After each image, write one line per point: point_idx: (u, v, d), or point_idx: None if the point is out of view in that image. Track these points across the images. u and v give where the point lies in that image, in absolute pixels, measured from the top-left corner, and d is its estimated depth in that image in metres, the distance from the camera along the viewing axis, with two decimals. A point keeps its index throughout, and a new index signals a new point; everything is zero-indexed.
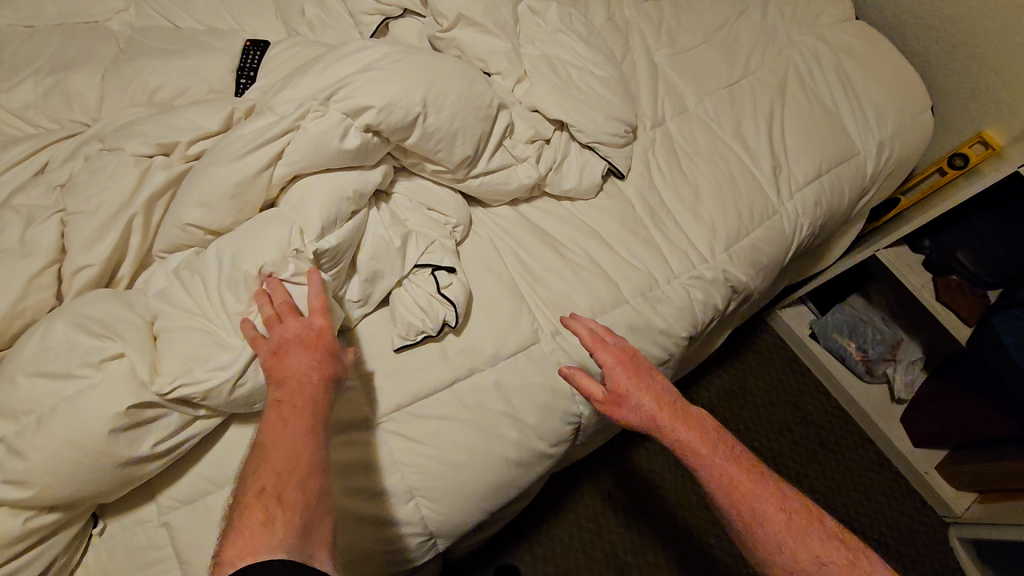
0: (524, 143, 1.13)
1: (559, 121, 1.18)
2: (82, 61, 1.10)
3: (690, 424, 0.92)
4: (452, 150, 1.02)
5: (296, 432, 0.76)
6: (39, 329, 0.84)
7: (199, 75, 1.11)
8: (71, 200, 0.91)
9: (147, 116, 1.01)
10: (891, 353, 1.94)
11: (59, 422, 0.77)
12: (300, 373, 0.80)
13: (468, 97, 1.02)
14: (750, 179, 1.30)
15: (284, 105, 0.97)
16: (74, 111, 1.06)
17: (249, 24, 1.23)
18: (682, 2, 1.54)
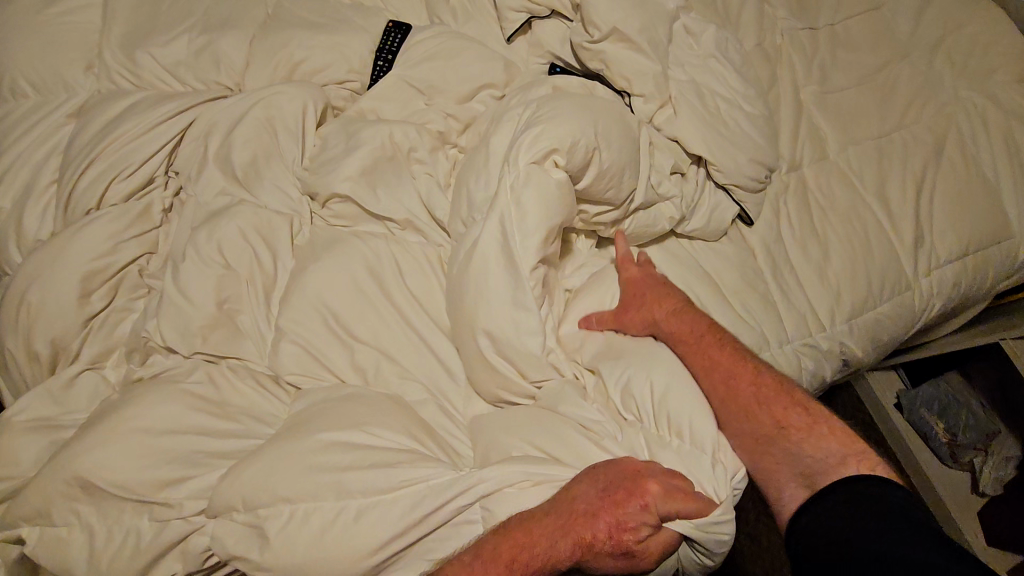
0: (669, 178, 1.08)
1: (695, 157, 1.12)
2: (233, 23, 1.11)
3: (680, 318, 0.90)
4: (621, 187, 0.98)
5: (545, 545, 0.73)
6: (300, 426, 0.84)
7: (342, 54, 1.11)
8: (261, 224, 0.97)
9: (299, 100, 1.04)
10: (983, 443, 1.77)
11: (310, 525, 0.76)
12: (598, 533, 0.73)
13: (630, 134, 1.00)
14: (886, 247, 1.19)
15: (485, 180, 0.94)
16: (221, 73, 1.07)
17: (393, 3, 1.21)
18: (841, 35, 1.42)
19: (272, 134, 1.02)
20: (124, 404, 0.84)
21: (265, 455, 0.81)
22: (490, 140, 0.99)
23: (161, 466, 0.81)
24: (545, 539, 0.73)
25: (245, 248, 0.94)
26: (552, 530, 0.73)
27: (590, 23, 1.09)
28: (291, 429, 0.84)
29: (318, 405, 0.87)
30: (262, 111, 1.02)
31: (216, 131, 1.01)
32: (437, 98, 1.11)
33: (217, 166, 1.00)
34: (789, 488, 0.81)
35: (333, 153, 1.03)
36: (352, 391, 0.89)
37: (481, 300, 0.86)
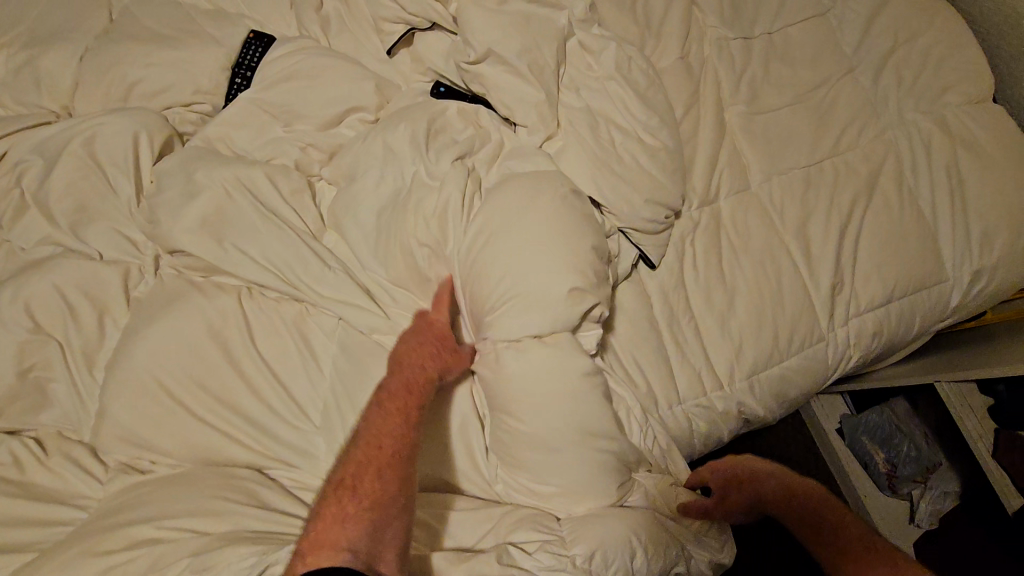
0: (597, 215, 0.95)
1: (593, 202, 0.96)
2: (63, 37, 0.98)
3: (741, 487, 0.93)
4: (560, 274, 0.80)
5: (393, 428, 0.73)
6: (113, 516, 0.75)
7: (187, 72, 0.98)
8: (74, 273, 0.87)
9: (128, 129, 0.92)
10: (924, 476, 1.54)
11: None
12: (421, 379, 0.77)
13: (528, 203, 0.84)
14: (799, 294, 1.09)
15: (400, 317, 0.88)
16: (44, 96, 0.96)
17: (257, 9, 1.07)
18: (778, 46, 1.27)
19: (96, 169, 0.92)
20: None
21: (62, 553, 0.70)
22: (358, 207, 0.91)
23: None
24: (392, 409, 0.75)
25: (54, 302, 0.85)
26: (408, 381, 0.76)
27: (465, 43, 0.95)
28: (99, 521, 0.75)
29: (142, 490, 0.78)
30: (86, 145, 0.92)
31: (36, 169, 0.92)
32: (296, 124, 0.98)
33: (36, 207, 0.91)
34: None
35: (164, 189, 0.91)
36: (179, 471, 0.81)
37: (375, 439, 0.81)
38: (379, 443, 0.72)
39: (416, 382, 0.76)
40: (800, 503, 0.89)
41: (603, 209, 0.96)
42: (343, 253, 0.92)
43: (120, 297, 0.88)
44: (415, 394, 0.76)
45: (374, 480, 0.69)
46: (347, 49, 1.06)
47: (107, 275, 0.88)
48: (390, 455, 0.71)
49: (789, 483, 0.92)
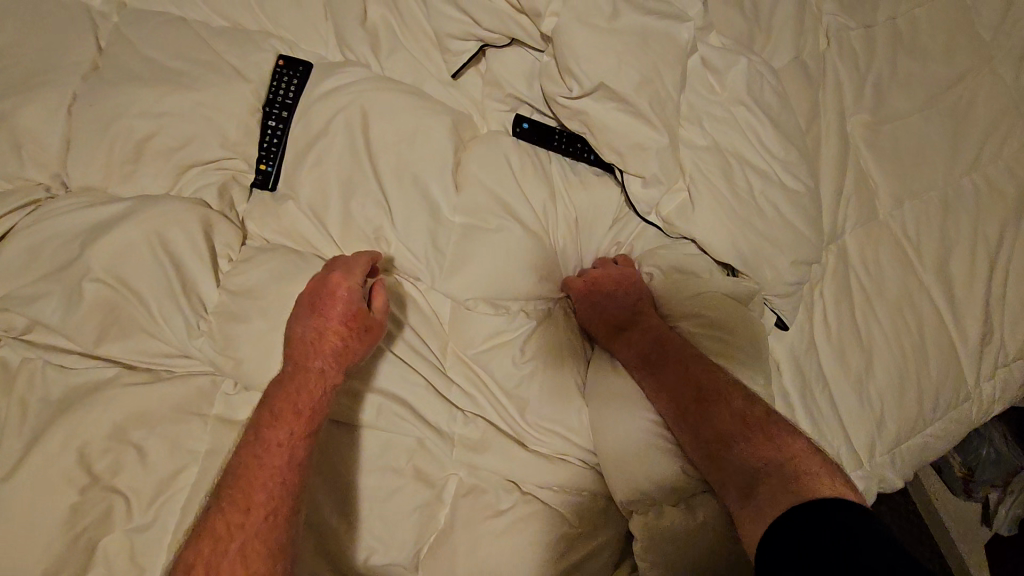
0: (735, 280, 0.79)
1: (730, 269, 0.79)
2: (50, 84, 0.77)
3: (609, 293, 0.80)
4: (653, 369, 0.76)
5: (288, 440, 0.64)
6: None
7: (210, 121, 0.78)
8: (96, 400, 0.69)
9: (149, 224, 0.71)
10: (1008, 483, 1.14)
11: None
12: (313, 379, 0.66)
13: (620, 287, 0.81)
14: (944, 346, 0.94)
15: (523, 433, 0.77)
16: (26, 162, 0.75)
17: (284, 25, 0.84)
18: (905, 33, 1.06)
19: (121, 287, 0.70)
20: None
21: None
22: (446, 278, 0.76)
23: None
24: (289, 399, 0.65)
25: (77, 447, 0.67)
26: (298, 399, 0.65)
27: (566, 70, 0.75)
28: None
29: None
30: (109, 265, 0.70)
31: (32, 267, 0.71)
32: (356, 182, 0.77)
33: (34, 317, 0.69)
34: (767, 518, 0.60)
35: (212, 299, 0.72)
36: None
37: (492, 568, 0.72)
38: (255, 493, 0.60)
39: (305, 393, 0.66)
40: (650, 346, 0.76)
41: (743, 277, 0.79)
42: (432, 353, 0.79)
43: (162, 428, 0.70)
44: (301, 420, 0.65)
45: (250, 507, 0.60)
46: (401, 70, 0.83)
47: (138, 399, 0.70)
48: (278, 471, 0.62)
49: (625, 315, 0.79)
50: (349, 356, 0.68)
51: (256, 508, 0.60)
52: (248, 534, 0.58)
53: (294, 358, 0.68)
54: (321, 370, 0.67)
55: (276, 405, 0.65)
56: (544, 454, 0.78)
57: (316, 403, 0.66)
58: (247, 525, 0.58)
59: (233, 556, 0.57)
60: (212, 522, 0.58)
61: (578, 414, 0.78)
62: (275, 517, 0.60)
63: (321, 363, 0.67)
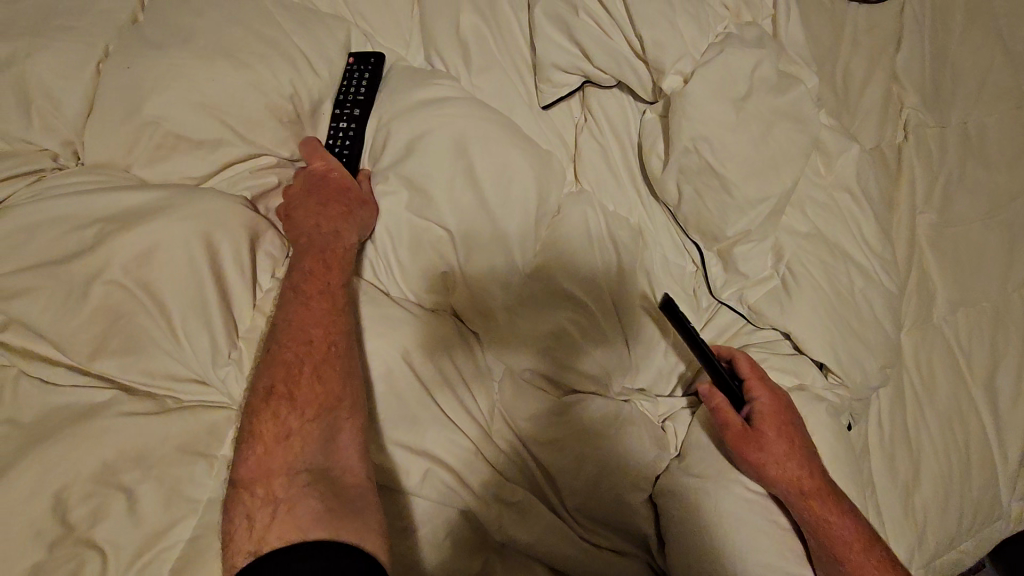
0: (817, 379, 0.72)
1: (817, 364, 0.73)
2: (82, 33, 0.64)
3: (784, 436, 0.64)
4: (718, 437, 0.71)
5: (318, 302, 0.60)
6: None
7: (264, 110, 0.66)
8: (80, 428, 0.56)
9: (184, 223, 0.60)
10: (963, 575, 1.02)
11: None
12: (331, 240, 0.64)
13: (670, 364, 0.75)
14: (985, 461, 0.92)
15: (578, 517, 0.68)
16: (42, 128, 0.63)
17: (366, 19, 0.76)
18: (976, 139, 1.06)
19: (137, 293, 0.59)
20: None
21: None
22: (513, 334, 0.70)
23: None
24: (309, 270, 0.62)
25: (51, 485, 0.53)
26: (320, 251, 0.63)
27: (675, 143, 0.70)
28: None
29: None
30: (130, 262, 0.59)
31: (29, 251, 0.59)
32: (428, 215, 0.68)
33: (18, 316, 0.57)
34: None
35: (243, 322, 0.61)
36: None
37: None
38: (308, 330, 0.58)
39: (331, 247, 0.63)
40: (840, 507, 0.63)
41: (831, 374, 0.72)
42: (480, 412, 0.69)
43: (161, 468, 0.56)
44: (331, 274, 0.62)
45: (312, 379, 0.56)
46: (489, 90, 0.75)
47: (134, 432, 0.57)
48: (323, 347, 0.58)
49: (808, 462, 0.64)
50: (358, 223, 0.66)
51: (315, 344, 0.58)
52: (313, 362, 0.57)
53: (300, 231, 0.65)
54: (339, 232, 0.64)
55: (304, 264, 0.62)
56: (596, 544, 0.68)
57: (339, 257, 0.64)
58: (313, 355, 0.57)
59: (309, 373, 0.57)
60: (279, 355, 0.57)
61: (642, 502, 0.69)
62: (335, 350, 0.58)
63: (334, 229, 0.64)
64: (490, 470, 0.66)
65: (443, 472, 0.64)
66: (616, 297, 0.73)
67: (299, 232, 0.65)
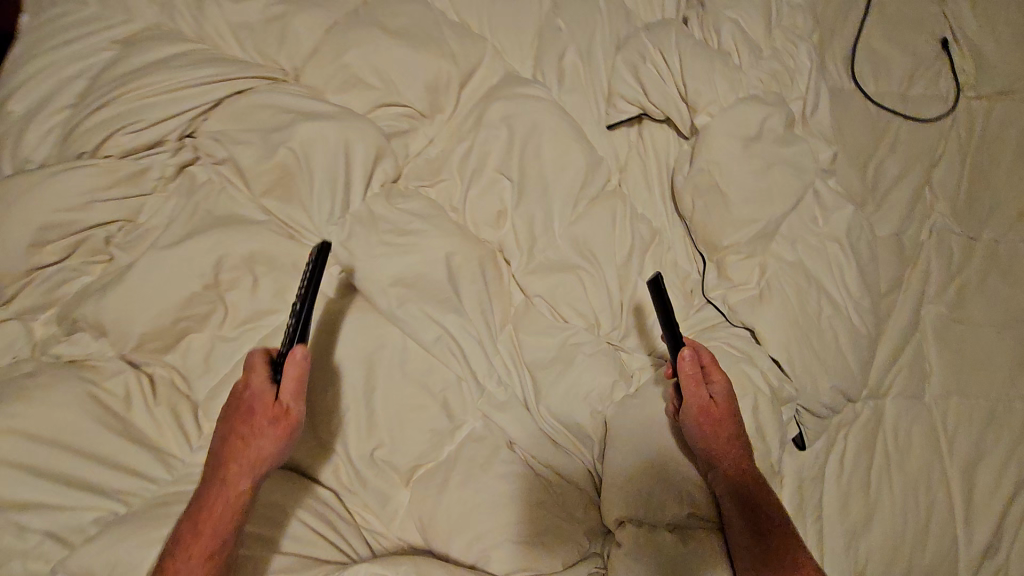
0: (774, 373, 0.84)
1: (777, 362, 0.85)
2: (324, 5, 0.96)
3: (730, 421, 0.75)
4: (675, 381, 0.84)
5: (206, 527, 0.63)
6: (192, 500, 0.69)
7: (415, 76, 0.96)
8: (240, 230, 0.84)
9: (344, 126, 0.89)
10: None
11: None
12: (241, 464, 0.66)
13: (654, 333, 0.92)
14: (947, 537, 0.95)
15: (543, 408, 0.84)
16: (281, 55, 0.95)
17: (500, 37, 1.04)
18: (1005, 257, 1.15)
19: (300, 162, 0.87)
20: (23, 397, 0.71)
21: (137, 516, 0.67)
22: (535, 270, 0.92)
23: (24, 484, 0.66)
24: (212, 486, 0.65)
25: (216, 256, 0.82)
26: (221, 470, 0.65)
27: (695, 164, 0.91)
28: (163, 506, 0.68)
29: None
30: (301, 145, 0.87)
31: (248, 120, 0.89)
32: (501, 171, 0.94)
33: (230, 154, 0.87)
34: None
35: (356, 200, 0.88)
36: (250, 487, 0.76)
37: (460, 499, 0.78)
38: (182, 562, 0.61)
39: (237, 462, 0.66)
40: (760, 480, 0.75)
41: (785, 371, 0.85)
42: (493, 318, 0.89)
43: (279, 272, 0.84)
44: (224, 497, 0.65)
45: None
46: (571, 104, 1.01)
47: (269, 244, 0.84)
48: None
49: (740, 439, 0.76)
50: (259, 454, 0.66)
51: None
52: None
53: (220, 443, 0.67)
54: (226, 480, 0.65)
55: (215, 480, 0.65)
56: (551, 436, 0.84)
57: (238, 473, 0.66)
58: None
59: None
60: None
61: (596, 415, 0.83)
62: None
63: (243, 445, 0.66)
64: (488, 357, 0.86)
65: (452, 343, 0.85)
66: (619, 269, 0.94)
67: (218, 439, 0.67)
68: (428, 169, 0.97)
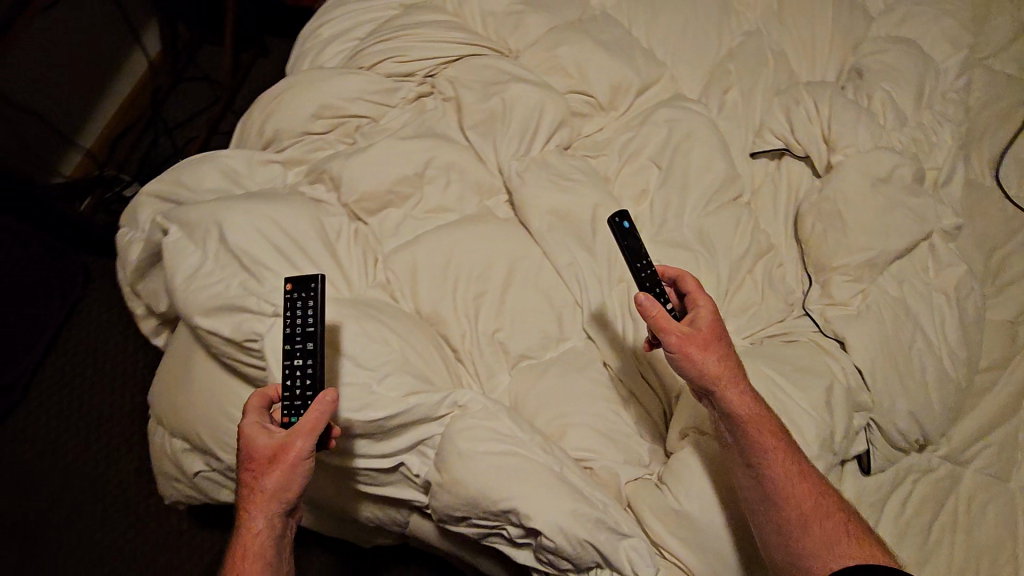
0: (856, 379, 0.93)
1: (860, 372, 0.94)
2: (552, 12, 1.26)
3: (715, 346, 0.82)
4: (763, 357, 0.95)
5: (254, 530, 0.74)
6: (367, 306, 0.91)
7: (605, 75, 1.21)
8: (449, 145, 1.10)
9: (545, 94, 1.14)
10: None
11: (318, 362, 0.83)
12: (268, 491, 0.75)
13: (750, 323, 1.04)
14: None
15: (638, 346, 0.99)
16: (510, 38, 1.24)
17: (680, 66, 1.27)
18: None
19: (505, 110, 1.13)
20: (282, 202, 0.98)
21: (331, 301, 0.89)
22: (661, 240, 1.07)
23: (269, 254, 0.91)
24: (249, 502, 0.75)
25: (428, 156, 1.08)
26: (254, 496, 0.75)
27: (824, 191, 1.06)
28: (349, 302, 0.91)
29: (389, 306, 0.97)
30: (510, 98, 1.13)
31: (477, 74, 1.17)
32: (653, 160, 1.14)
33: (457, 94, 1.16)
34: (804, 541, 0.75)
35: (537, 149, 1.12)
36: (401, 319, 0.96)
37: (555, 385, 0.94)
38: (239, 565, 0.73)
39: (265, 490, 0.75)
40: (750, 395, 0.81)
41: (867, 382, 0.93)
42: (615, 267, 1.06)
43: (468, 181, 1.09)
44: (263, 509, 0.75)
45: None
46: (726, 127, 1.19)
47: (466, 161, 1.10)
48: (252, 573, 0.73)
49: (727, 363, 0.82)
50: (279, 487, 0.75)
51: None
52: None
53: (246, 475, 0.76)
54: (254, 509, 0.75)
55: (249, 501, 0.75)
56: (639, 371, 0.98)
57: (265, 496, 0.75)
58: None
59: None
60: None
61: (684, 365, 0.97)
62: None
63: (267, 478, 0.75)
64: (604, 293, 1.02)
65: (579, 271, 1.02)
66: (733, 261, 1.07)
67: (245, 470, 0.76)
68: (593, 145, 1.19)
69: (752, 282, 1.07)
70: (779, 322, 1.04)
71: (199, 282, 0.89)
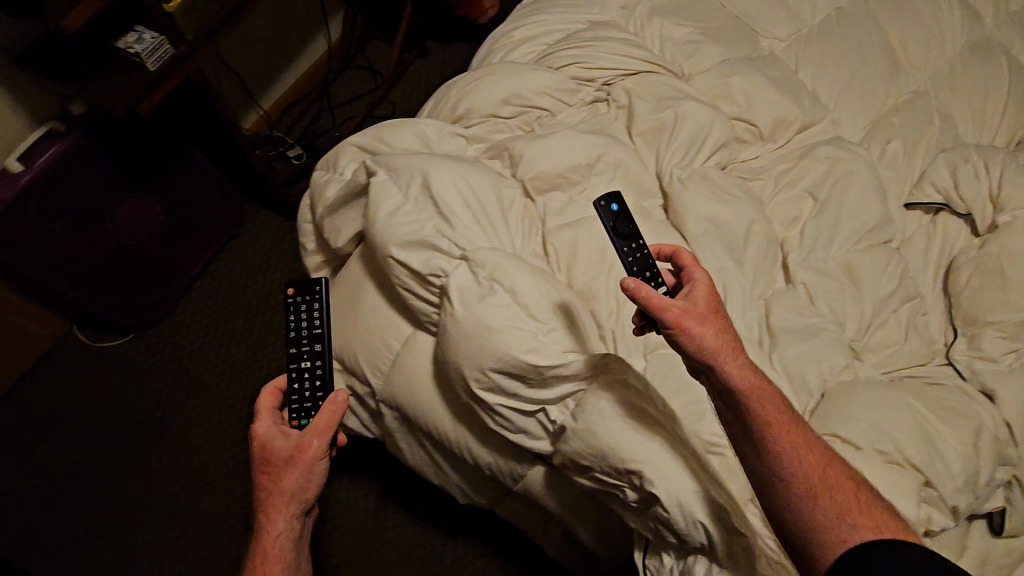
0: (1004, 432, 0.95)
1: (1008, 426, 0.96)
2: (727, 45, 1.36)
3: (710, 320, 0.81)
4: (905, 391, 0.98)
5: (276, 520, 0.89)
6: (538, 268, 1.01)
7: (772, 108, 1.28)
8: (621, 146, 1.20)
9: (715, 116, 1.23)
10: None
11: (500, 307, 0.93)
12: (284, 485, 0.90)
13: (891, 358, 1.05)
14: None
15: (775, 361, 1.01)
16: (684, 62, 1.34)
17: (844, 112, 1.32)
18: None
19: (675, 123, 1.22)
20: (474, 168, 1.11)
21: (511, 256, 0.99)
22: (809, 266, 1.12)
23: (462, 208, 1.04)
24: (269, 494, 0.90)
25: (601, 151, 1.18)
26: (271, 492, 0.90)
27: (987, 248, 1.08)
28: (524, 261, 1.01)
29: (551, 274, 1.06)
30: (681, 113, 1.22)
31: (652, 89, 1.28)
32: (810, 192, 1.19)
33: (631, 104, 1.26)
34: (822, 516, 0.71)
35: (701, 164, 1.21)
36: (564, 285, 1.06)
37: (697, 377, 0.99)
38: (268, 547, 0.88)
39: (279, 487, 0.90)
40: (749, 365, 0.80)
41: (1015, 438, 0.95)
42: (761, 282, 1.11)
43: (633, 180, 1.18)
44: (282, 500, 0.90)
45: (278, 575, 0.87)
46: (885, 173, 1.23)
47: (634, 161, 1.19)
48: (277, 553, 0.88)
49: (723, 336, 0.81)
50: (292, 482, 0.90)
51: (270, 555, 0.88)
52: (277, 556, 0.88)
53: (261, 475, 0.91)
54: (273, 502, 0.90)
55: (268, 496, 0.90)
56: None
57: (280, 491, 0.90)
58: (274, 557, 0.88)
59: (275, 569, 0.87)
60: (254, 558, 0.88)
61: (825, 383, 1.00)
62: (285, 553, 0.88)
63: (281, 474, 0.90)
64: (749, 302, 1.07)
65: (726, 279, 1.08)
66: (880, 299, 1.09)
67: (258, 474, 0.91)
68: (750, 169, 1.25)
69: (896, 322, 1.08)
70: (920, 365, 1.05)
71: (400, 220, 1.03)
